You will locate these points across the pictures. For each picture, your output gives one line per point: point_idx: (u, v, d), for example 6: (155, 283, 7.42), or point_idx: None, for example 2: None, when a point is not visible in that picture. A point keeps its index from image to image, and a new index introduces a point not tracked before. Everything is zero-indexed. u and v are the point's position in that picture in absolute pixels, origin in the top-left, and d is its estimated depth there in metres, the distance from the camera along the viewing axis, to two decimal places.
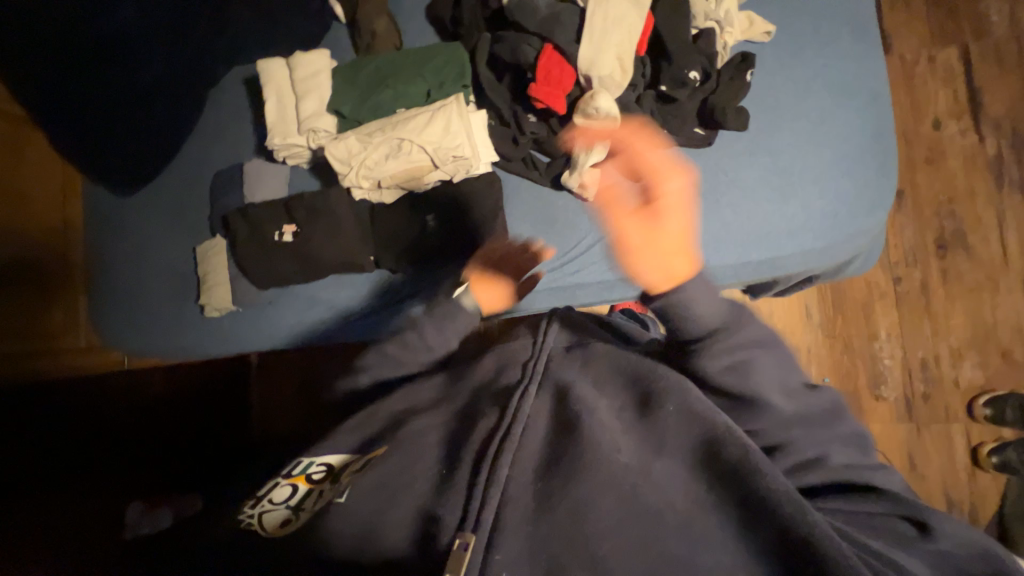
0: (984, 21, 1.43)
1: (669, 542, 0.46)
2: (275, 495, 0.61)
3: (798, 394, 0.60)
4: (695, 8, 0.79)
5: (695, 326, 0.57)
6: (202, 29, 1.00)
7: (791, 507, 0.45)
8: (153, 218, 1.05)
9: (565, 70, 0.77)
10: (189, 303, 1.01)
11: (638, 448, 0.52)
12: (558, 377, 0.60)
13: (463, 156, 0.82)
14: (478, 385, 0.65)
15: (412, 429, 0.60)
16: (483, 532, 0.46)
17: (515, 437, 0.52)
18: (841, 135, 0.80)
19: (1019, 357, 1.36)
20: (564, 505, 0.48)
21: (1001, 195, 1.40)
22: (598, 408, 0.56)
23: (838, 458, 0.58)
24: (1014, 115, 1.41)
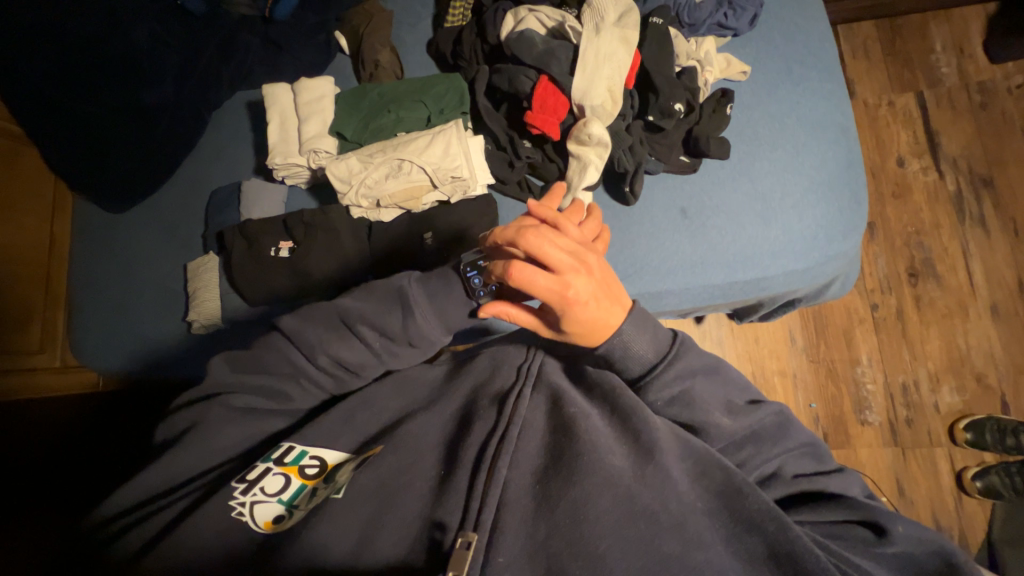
0: (936, 71, 1.57)
1: (660, 538, 0.51)
2: (266, 483, 0.56)
3: (741, 412, 0.62)
4: (678, 48, 0.86)
5: (636, 367, 0.61)
6: (210, 55, 1.04)
7: (771, 521, 0.51)
8: (147, 235, 1.05)
9: (560, 100, 0.82)
10: (177, 318, 0.99)
11: (630, 450, 0.57)
12: (553, 382, 0.65)
13: (461, 176, 0.85)
14: (475, 383, 0.67)
15: (410, 430, 0.61)
16: (484, 531, 0.50)
17: (513, 442, 0.56)
18: (814, 165, 0.85)
19: (993, 381, 1.41)
20: (563, 504, 0.52)
21: (963, 228, 1.49)
22: (591, 414, 0.61)
23: (792, 469, 0.61)
24: (969, 154, 1.52)
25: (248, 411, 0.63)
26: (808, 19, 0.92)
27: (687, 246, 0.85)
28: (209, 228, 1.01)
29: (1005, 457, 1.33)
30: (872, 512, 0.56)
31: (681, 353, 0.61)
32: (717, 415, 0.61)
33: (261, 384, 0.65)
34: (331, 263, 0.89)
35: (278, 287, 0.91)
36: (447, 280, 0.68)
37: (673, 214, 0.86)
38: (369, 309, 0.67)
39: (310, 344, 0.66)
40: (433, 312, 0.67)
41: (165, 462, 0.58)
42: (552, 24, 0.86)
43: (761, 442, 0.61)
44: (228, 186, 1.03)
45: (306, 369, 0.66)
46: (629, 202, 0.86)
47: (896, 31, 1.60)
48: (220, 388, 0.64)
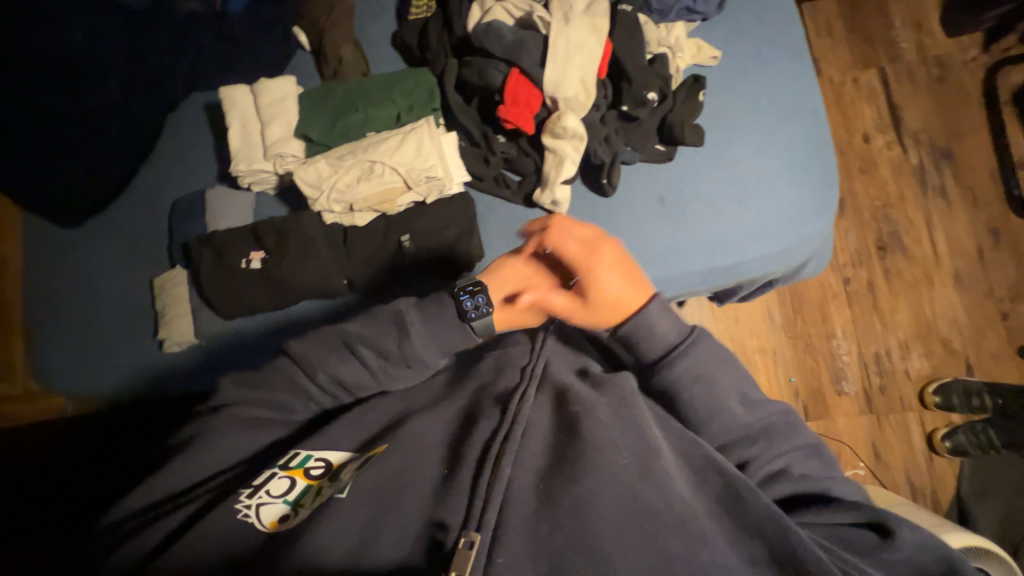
0: (897, 46, 1.61)
1: (664, 537, 0.50)
2: (272, 487, 0.56)
3: (757, 405, 0.65)
4: (648, 36, 0.84)
5: (658, 346, 0.64)
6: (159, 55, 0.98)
7: (771, 525, 0.53)
8: (108, 250, 0.99)
9: (533, 92, 0.78)
10: (146, 336, 0.95)
11: (634, 450, 0.57)
12: (556, 384, 0.68)
13: (436, 176, 0.84)
14: (479, 390, 0.68)
15: (411, 428, 0.62)
16: (487, 530, 0.49)
17: (517, 440, 0.56)
18: (785, 150, 0.86)
19: (958, 345, 1.48)
20: (564, 502, 0.52)
21: (926, 199, 1.54)
22: (595, 412, 0.62)
23: (799, 468, 0.63)
24: (930, 128, 1.57)
25: (249, 420, 0.65)
26: None
27: (665, 235, 0.85)
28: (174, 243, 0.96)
29: (970, 416, 1.41)
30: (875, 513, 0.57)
31: (703, 337, 0.64)
32: (732, 400, 0.63)
33: (266, 398, 0.67)
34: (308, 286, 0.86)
35: (252, 301, 0.87)
36: (440, 302, 0.68)
37: (651, 203, 0.86)
38: (369, 331, 0.68)
39: (311, 364, 0.67)
40: (430, 337, 0.68)
41: (172, 469, 0.60)
42: (520, 14, 0.81)
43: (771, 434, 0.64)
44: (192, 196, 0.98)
45: (304, 386, 0.68)
46: (607, 194, 0.85)
47: (858, 7, 1.63)
48: (223, 402, 0.67)
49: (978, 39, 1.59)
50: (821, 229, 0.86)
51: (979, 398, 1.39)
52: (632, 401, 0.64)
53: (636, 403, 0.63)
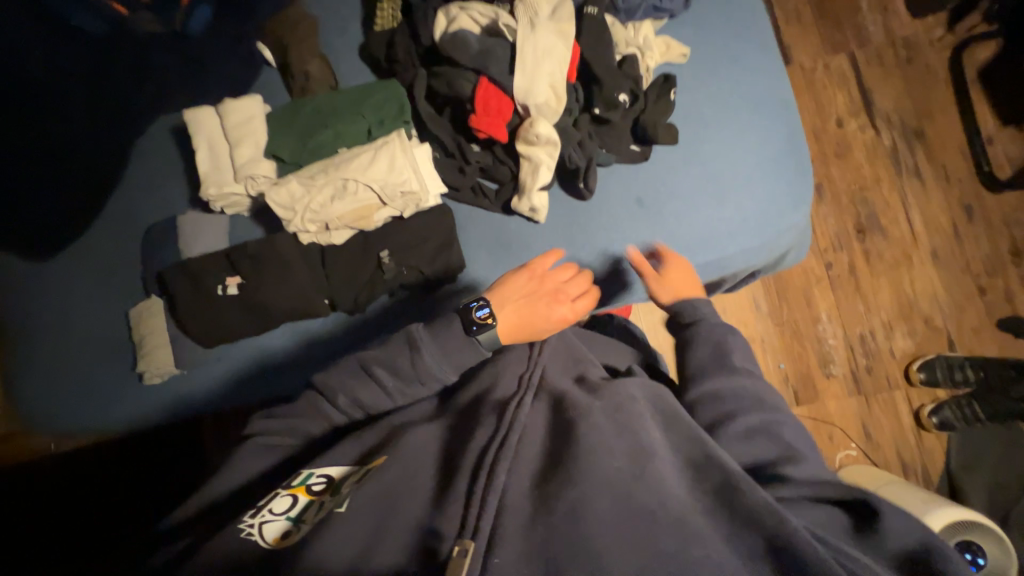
0: (864, 31, 1.62)
1: (659, 537, 0.50)
2: (275, 505, 0.57)
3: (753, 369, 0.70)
4: (615, 37, 0.83)
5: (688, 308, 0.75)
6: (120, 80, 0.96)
7: (770, 516, 0.51)
8: (79, 282, 0.96)
9: (503, 100, 0.77)
10: (124, 370, 0.92)
11: (629, 450, 0.57)
12: (553, 389, 0.68)
13: (411, 190, 0.82)
14: (475, 400, 0.68)
15: (414, 438, 0.62)
16: (482, 538, 0.49)
17: (511, 448, 0.57)
18: (758, 143, 0.86)
19: (940, 322, 1.50)
20: (560, 506, 0.51)
21: (901, 180, 1.56)
22: (591, 413, 0.62)
23: (789, 436, 0.64)
24: (901, 109, 1.59)
25: (269, 447, 0.67)
26: None
27: (646, 235, 0.85)
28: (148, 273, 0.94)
29: (954, 390, 1.44)
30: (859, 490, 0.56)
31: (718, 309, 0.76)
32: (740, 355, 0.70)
33: (287, 425, 0.69)
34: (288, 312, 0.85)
35: (233, 325, 0.85)
36: (449, 322, 0.70)
37: (629, 204, 0.86)
38: (382, 351, 0.69)
39: (331, 387, 0.69)
40: (441, 355, 0.69)
41: (204, 490, 0.63)
42: (486, 22, 0.80)
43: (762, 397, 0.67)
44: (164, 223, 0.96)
45: (325, 409, 0.70)
46: (584, 197, 0.85)
47: None
48: (252, 431, 0.69)
49: (943, 19, 1.62)
50: (798, 220, 0.87)
51: (963, 371, 1.42)
52: (630, 402, 0.64)
53: (634, 404, 0.64)
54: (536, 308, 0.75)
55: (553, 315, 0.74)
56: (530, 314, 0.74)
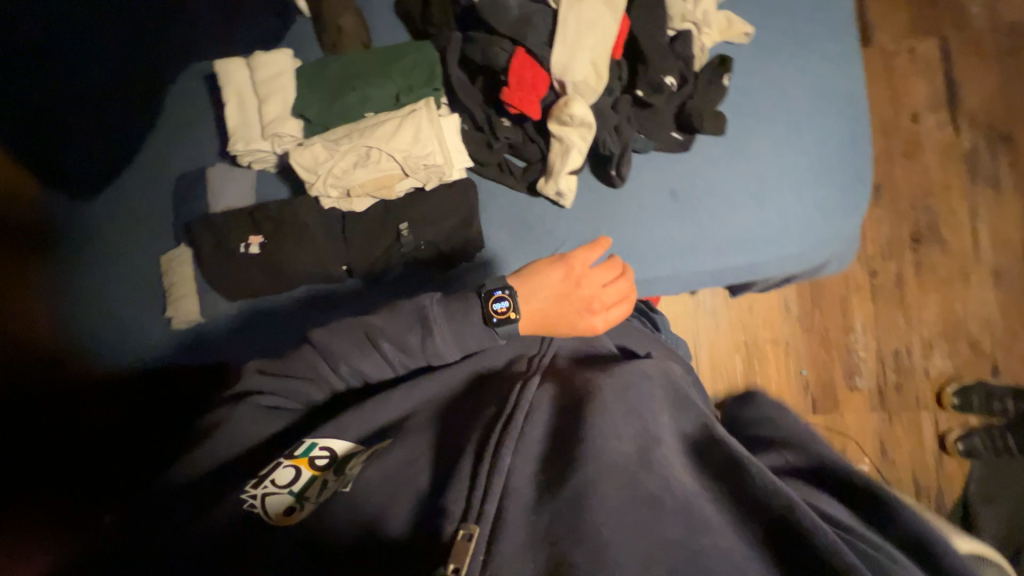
0: (964, 11, 1.42)
1: (666, 526, 0.49)
2: (277, 477, 0.59)
3: None
4: (672, 10, 0.75)
5: None
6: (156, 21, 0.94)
7: (777, 499, 0.50)
8: (115, 225, 1.00)
9: (539, 73, 0.72)
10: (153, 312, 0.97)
11: (637, 438, 0.57)
12: (561, 372, 0.69)
13: (435, 163, 0.79)
14: (488, 376, 0.71)
15: (415, 423, 0.65)
16: (487, 523, 0.48)
17: (517, 426, 0.56)
18: (814, 142, 0.79)
19: (987, 346, 1.40)
20: (566, 491, 0.51)
21: (974, 188, 1.42)
22: (600, 395, 0.62)
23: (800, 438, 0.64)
24: (990, 107, 1.42)
25: (274, 409, 0.70)
26: None
27: (676, 231, 0.81)
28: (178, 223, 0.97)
29: (988, 420, 1.36)
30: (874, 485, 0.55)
31: None
32: None
33: (288, 386, 0.71)
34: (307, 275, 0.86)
35: (255, 282, 0.87)
36: (467, 305, 0.69)
37: (662, 196, 0.81)
38: (390, 326, 0.70)
39: (333, 356, 0.71)
40: (453, 337, 0.69)
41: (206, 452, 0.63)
42: None
43: None
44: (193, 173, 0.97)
45: (329, 376, 0.72)
46: (616, 185, 0.80)
47: None
48: (251, 388, 0.71)
49: None
50: (846, 230, 0.80)
51: (1001, 403, 1.34)
52: (640, 389, 0.64)
53: (646, 390, 0.64)
54: (567, 314, 0.73)
55: (582, 322, 0.73)
56: (558, 317, 0.73)
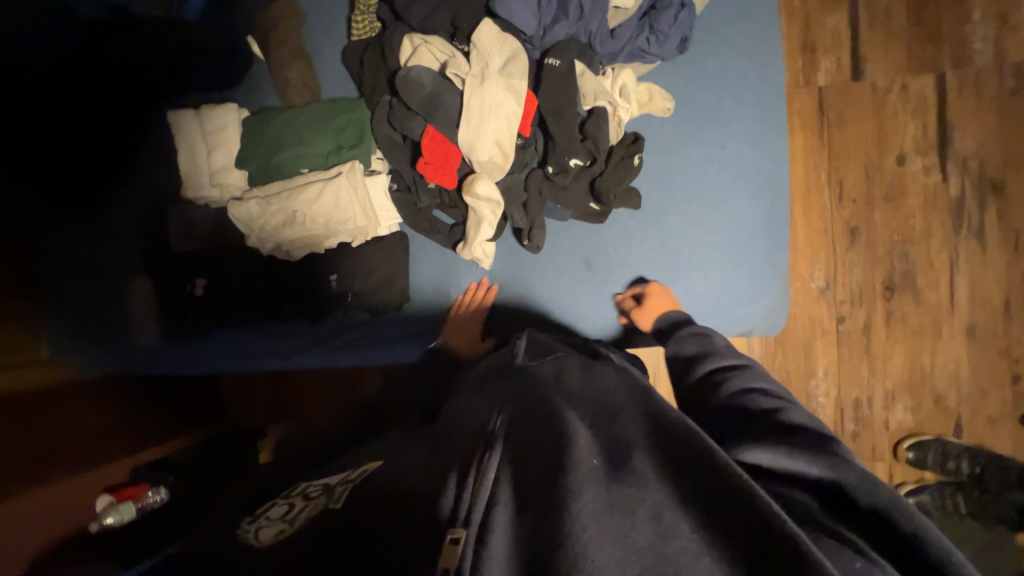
0: (968, 47, 1.33)
1: (638, 532, 0.42)
2: (270, 514, 0.60)
3: (724, 355, 0.66)
4: (584, 88, 0.75)
5: (664, 322, 0.75)
6: (112, 59, 0.98)
7: (738, 487, 0.41)
8: (75, 249, 1.01)
9: (450, 148, 0.75)
10: (106, 335, 1.02)
11: (607, 449, 0.51)
12: (537, 384, 0.65)
13: (359, 224, 0.86)
14: (459, 413, 0.69)
15: (399, 450, 0.66)
16: (474, 526, 0.45)
17: (500, 444, 0.53)
18: (727, 221, 0.80)
19: (951, 402, 1.37)
20: (547, 497, 0.45)
21: (957, 238, 1.35)
22: (572, 413, 0.57)
23: (794, 417, 0.54)
24: (983, 154, 1.34)
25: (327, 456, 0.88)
26: (751, 41, 0.80)
27: (591, 300, 0.84)
28: (126, 249, 1.00)
29: (943, 477, 1.34)
30: (846, 469, 0.46)
31: (711, 332, 0.71)
32: (728, 352, 0.66)
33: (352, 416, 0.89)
34: (250, 315, 0.96)
35: (208, 314, 0.97)
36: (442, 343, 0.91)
37: (577, 266, 0.84)
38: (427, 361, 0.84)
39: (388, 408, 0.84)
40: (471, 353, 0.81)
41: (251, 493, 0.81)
42: (444, 59, 0.75)
43: (728, 380, 0.62)
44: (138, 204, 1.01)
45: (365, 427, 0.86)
46: (531, 252, 0.83)
47: None
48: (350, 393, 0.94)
49: None
50: (753, 310, 0.82)
51: (957, 463, 1.32)
52: (616, 399, 0.59)
53: (623, 399, 0.58)
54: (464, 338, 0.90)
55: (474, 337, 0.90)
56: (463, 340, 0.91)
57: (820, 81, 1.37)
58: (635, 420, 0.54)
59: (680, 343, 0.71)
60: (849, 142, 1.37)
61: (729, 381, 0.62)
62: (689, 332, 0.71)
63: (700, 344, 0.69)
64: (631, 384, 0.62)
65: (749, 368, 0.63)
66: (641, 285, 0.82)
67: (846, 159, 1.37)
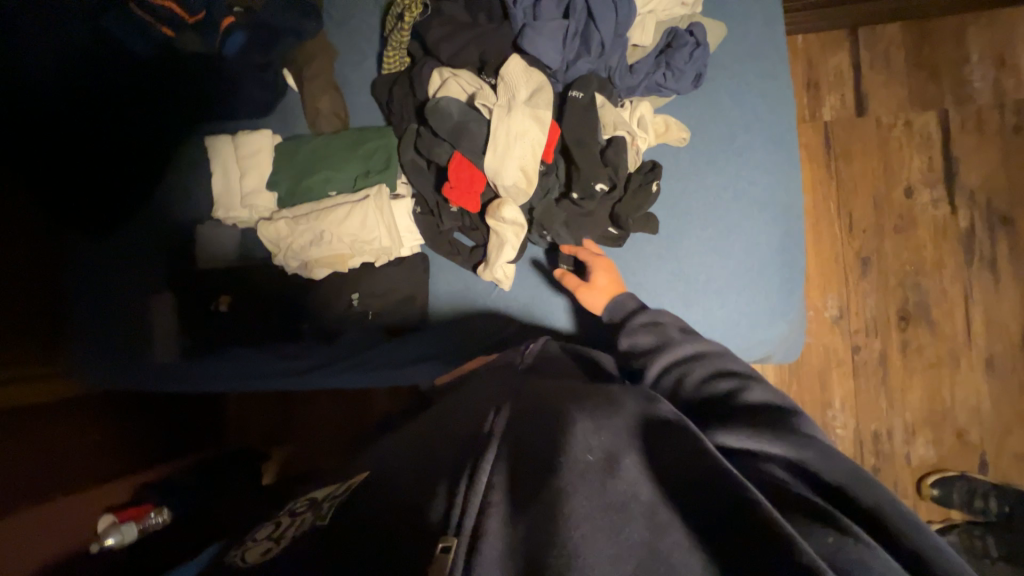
0: (967, 87, 1.38)
1: (631, 528, 0.43)
2: (258, 534, 0.62)
3: (689, 339, 0.67)
4: (604, 119, 0.79)
5: (619, 312, 0.76)
6: (152, 87, 1.03)
7: (724, 484, 0.43)
8: (101, 262, 1.03)
9: (475, 173, 0.78)
10: (120, 353, 1.02)
11: (606, 444, 0.51)
12: (533, 388, 0.63)
13: (383, 245, 0.89)
14: (461, 402, 0.70)
15: (395, 452, 0.65)
16: (466, 534, 0.45)
17: (494, 449, 0.53)
18: (743, 246, 0.82)
19: (975, 438, 1.33)
20: (541, 498, 0.47)
21: (970, 270, 1.36)
22: (569, 409, 0.56)
23: (755, 393, 0.57)
24: (990, 188, 1.36)
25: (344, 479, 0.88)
26: (762, 77, 0.84)
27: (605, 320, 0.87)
28: (152, 266, 1.03)
29: (971, 517, 1.29)
30: (809, 447, 0.49)
31: (667, 321, 0.73)
32: (689, 338, 0.68)
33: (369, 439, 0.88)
34: (270, 335, 0.97)
35: (226, 332, 0.98)
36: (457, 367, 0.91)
37: None
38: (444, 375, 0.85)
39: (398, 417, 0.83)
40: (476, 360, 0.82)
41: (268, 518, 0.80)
42: (472, 91, 0.80)
43: (696, 364, 0.64)
44: (165, 223, 1.03)
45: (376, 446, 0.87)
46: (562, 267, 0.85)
47: (929, 35, 1.39)
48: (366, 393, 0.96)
49: None
50: (771, 336, 0.83)
51: (984, 501, 1.27)
52: (605, 394, 0.59)
53: (610, 394, 0.59)
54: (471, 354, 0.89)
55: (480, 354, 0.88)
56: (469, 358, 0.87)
57: (825, 116, 1.42)
58: (629, 410, 0.55)
59: (635, 336, 0.71)
60: (855, 174, 1.40)
61: (695, 362, 0.64)
62: (645, 316, 0.72)
63: (655, 333, 0.70)
64: (618, 386, 0.61)
65: (712, 352, 0.66)
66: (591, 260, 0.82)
67: (854, 191, 1.40)
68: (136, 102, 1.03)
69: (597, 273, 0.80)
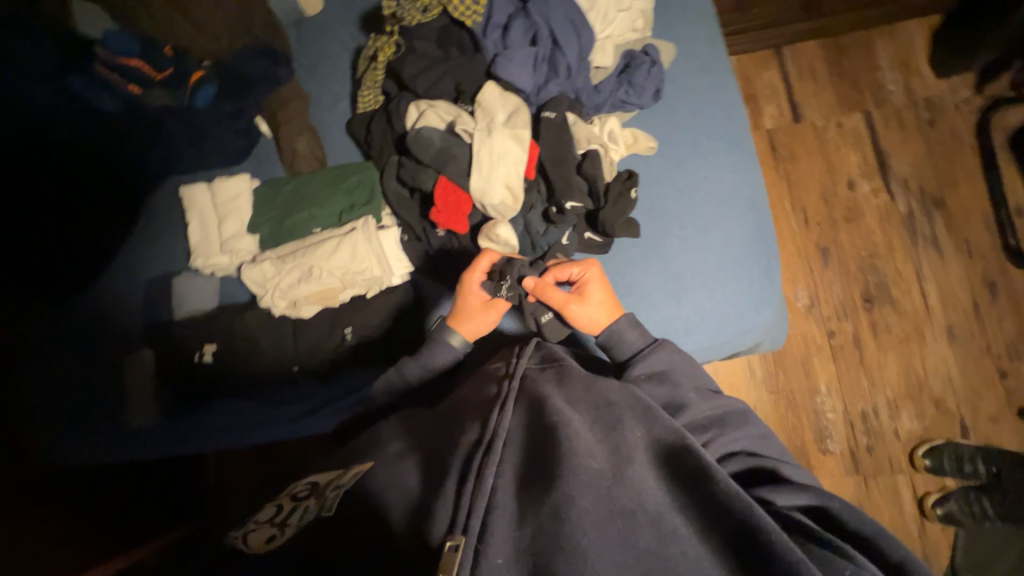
0: (884, 90, 1.55)
1: (637, 535, 0.46)
2: (259, 516, 0.59)
3: (707, 398, 0.70)
4: (577, 135, 0.84)
5: (625, 352, 0.76)
6: (117, 141, 1.00)
7: (736, 500, 0.46)
8: (74, 326, 0.98)
9: (461, 197, 0.81)
10: (92, 419, 0.95)
11: (610, 456, 0.52)
12: (535, 393, 0.61)
13: (374, 274, 0.88)
14: (463, 398, 0.67)
15: (393, 450, 0.63)
16: (473, 535, 0.47)
17: (497, 454, 0.53)
18: (721, 240, 0.87)
19: (952, 405, 1.41)
20: (547, 502, 0.48)
21: (917, 249, 1.48)
22: (572, 420, 0.56)
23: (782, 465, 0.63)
24: (919, 175, 1.51)
25: None
26: (713, 89, 0.92)
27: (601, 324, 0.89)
28: (125, 322, 0.98)
29: (964, 483, 1.34)
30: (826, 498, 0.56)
31: (673, 369, 0.73)
32: (704, 395, 0.71)
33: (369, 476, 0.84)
34: (261, 382, 0.93)
35: (210, 384, 0.93)
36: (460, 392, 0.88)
37: None
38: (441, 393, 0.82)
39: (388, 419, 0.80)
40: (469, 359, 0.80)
41: None
42: (450, 119, 0.83)
43: (720, 428, 0.68)
44: (138, 277, 1.00)
45: None
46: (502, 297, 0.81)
47: (843, 50, 1.57)
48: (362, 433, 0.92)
49: (970, 80, 1.53)
50: (760, 323, 0.86)
51: (972, 465, 1.33)
52: (609, 409, 0.58)
53: (613, 402, 0.59)
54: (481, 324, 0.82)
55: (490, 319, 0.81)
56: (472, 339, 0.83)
57: (767, 124, 1.55)
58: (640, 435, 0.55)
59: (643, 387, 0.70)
60: (802, 173, 1.52)
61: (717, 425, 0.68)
62: (653, 364, 0.72)
63: (665, 386, 0.70)
64: (622, 390, 0.61)
65: (730, 415, 0.70)
66: (580, 274, 0.79)
67: (804, 188, 1.51)
68: (98, 157, 0.99)
69: (592, 289, 0.78)
